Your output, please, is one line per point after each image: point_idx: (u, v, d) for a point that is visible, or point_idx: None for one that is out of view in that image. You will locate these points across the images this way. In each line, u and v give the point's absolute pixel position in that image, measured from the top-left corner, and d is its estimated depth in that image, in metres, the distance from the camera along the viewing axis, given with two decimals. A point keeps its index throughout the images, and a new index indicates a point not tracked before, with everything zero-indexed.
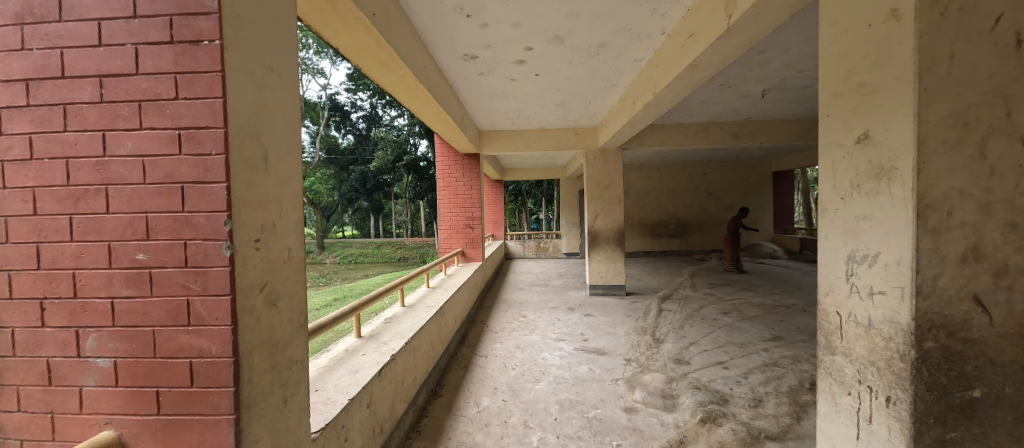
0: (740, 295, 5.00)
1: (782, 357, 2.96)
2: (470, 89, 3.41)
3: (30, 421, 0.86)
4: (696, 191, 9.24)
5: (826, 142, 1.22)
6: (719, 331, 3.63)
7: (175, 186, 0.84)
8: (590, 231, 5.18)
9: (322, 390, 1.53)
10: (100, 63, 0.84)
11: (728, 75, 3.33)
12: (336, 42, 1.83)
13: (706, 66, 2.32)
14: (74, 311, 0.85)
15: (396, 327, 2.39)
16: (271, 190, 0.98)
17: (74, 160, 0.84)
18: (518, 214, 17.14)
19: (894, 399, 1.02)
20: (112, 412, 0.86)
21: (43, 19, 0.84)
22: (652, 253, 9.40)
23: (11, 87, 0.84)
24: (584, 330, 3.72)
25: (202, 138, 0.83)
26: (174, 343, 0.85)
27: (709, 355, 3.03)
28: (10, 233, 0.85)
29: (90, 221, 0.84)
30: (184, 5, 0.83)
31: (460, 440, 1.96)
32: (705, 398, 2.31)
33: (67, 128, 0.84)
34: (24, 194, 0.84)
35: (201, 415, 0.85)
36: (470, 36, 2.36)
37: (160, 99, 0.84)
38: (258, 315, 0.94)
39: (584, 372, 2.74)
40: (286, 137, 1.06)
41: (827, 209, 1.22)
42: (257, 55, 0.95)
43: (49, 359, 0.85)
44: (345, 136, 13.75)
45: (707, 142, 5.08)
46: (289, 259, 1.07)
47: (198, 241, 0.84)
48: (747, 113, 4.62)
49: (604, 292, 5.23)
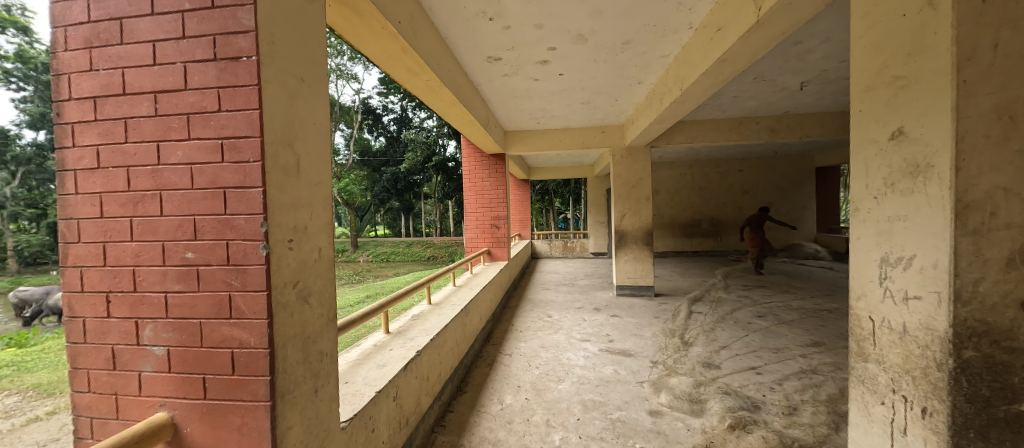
0: (778, 298, 4.77)
1: (820, 364, 2.81)
2: (496, 91, 3.46)
3: (98, 401, 0.97)
4: (730, 189, 8.87)
5: (859, 139, 1.17)
6: (753, 335, 3.47)
7: (218, 191, 0.91)
8: (617, 230, 5.10)
9: (351, 383, 1.61)
10: (154, 81, 0.93)
11: (762, 68, 3.19)
12: (365, 50, 1.92)
13: (734, 61, 2.24)
14: (134, 303, 0.95)
15: (422, 324, 2.46)
16: (303, 194, 1.06)
17: (133, 169, 0.94)
18: (545, 213, 17.06)
19: (930, 410, 0.97)
20: (165, 395, 0.95)
21: (108, 42, 0.94)
22: (683, 253, 9.12)
23: (82, 104, 0.95)
24: (610, 331, 3.67)
25: (241, 146, 0.90)
26: (218, 334, 0.93)
27: (740, 360, 2.91)
28: (81, 234, 0.95)
29: (146, 224, 0.93)
30: (225, 25, 0.91)
31: (484, 436, 2.00)
32: (735, 403, 2.24)
33: (128, 140, 0.94)
34: (92, 200, 0.95)
35: (241, 401, 0.93)
36: (493, 38, 2.39)
37: (204, 112, 0.92)
38: (291, 310, 1.01)
39: (609, 373, 2.71)
40: (317, 144, 1.14)
41: (859, 209, 1.17)
42: (290, 68, 1.02)
43: (113, 347, 0.95)
44: (378, 138, 14.36)
45: (742, 138, 4.86)
46: (320, 258, 1.15)
47: (238, 241, 0.91)
48: (786, 106, 4.39)
49: (632, 293, 5.14)
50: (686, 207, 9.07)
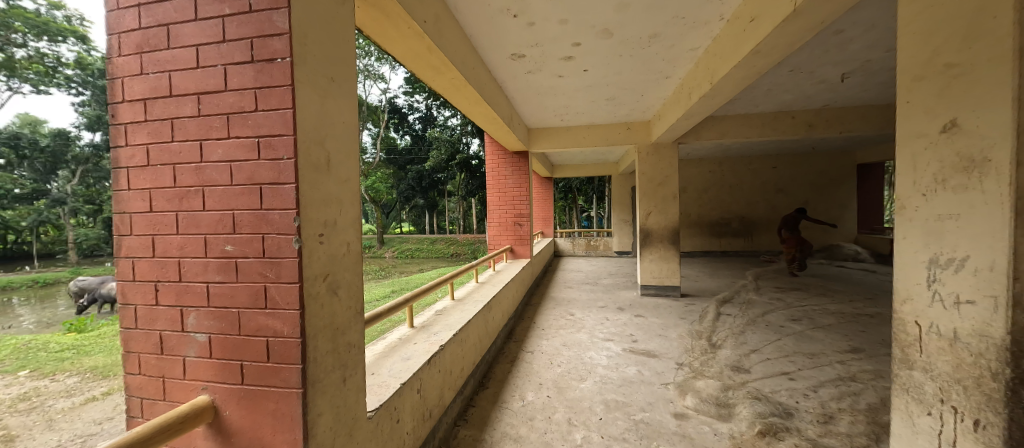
0: (814, 301, 4.54)
1: (860, 371, 2.65)
2: (519, 88, 3.45)
3: (148, 383, 1.05)
4: (763, 187, 8.49)
5: (905, 133, 1.10)
6: (785, 339, 3.32)
7: (254, 187, 0.96)
8: (642, 229, 4.97)
9: (377, 374, 1.65)
10: (197, 82, 0.99)
11: (799, 59, 3.04)
12: (392, 50, 1.96)
13: (770, 52, 2.14)
14: (179, 291, 1.01)
15: (445, 319, 2.49)
16: (332, 190, 1.09)
17: (178, 166, 1.00)
18: (568, 211, 16.89)
19: (984, 423, 0.93)
20: (207, 380, 1.01)
21: (157, 47, 1.00)
22: (710, 253, 8.82)
23: (134, 105, 1.02)
24: (634, 331, 3.60)
25: (276, 144, 0.94)
26: (254, 323, 0.98)
27: (772, 365, 2.79)
28: (133, 228, 1.03)
29: (190, 218, 0.99)
30: (261, 29, 0.95)
31: (505, 432, 2.01)
32: (766, 409, 2.15)
33: (173, 139, 1.00)
34: (143, 195, 1.02)
35: (276, 387, 0.98)
36: (517, 35, 2.39)
37: (243, 112, 0.96)
38: (322, 301, 1.05)
39: (632, 374, 2.66)
40: (346, 142, 1.17)
41: (906, 207, 1.10)
42: (321, 69, 1.06)
43: (161, 333, 1.02)
44: (403, 137, 14.67)
45: (777, 133, 4.64)
46: (348, 253, 1.18)
47: (273, 235, 0.95)
48: (825, 99, 4.15)
49: (656, 293, 5.02)
50: (715, 206, 8.76)
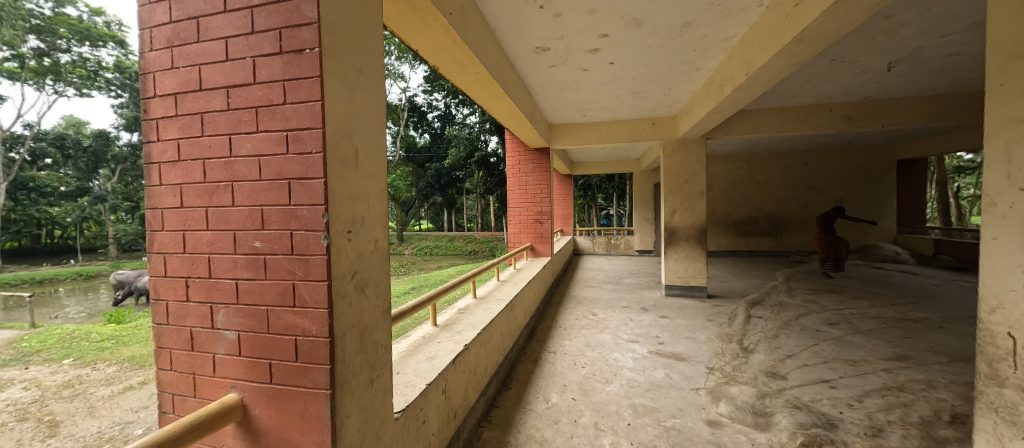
0: (852, 304, 4.30)
1: (909, 381, 2.47)
2: (542, 83, 3.37)
3: (179, 380, 1.04)
4: (793, 184, 8.12)
5: (997, 120, 1.12)
6: (823, 344, 3.15)
7: (283, 182, 0.93)
8: (666, 227, 4.81)
9: (402, 373, 1.63)
10: (226, 76, 0.97)
11: (842, 48, 2.84)
12: (417, 45, 1.93)
13: (816, 39, 1.99)
14: (208, 288, 1.00)
15: (468, 317, 2.46)
16: (360, 185, 1.06)
17: (208, 161, 0.98)
18: (587, 209, 16.69)
19: None
20: (236, 378, 1.00)
21: (187, 41, 0.99)
22: (737, 253, 8.51)
23: (166, 100, 1.01)
24: (659, 332, 3.49)
25: (304, 138, 0.91)
26: (283, 321, 0.95)
27: (810, 371, 2.64)
28: (164, 223, 1.02)
29: (219, 213, 0.98)
30: (290, 18, 0.91)
31: (531, 435, 1.95)
32: (807, 419, 2.02)
33: (203, 133, 0.98)
34: (173, 190, 1.01)
35: (304, 387, 0.95)
36: (543, 27, 2.31)
37: (272, 104, 0.94)
38: (350, 300, 1.02)
39: (659, 377, 2.57)
40: (373, 136, 1.13)
41: (997, 204, 1.12)
42: (350, 60, 1.02)
43: (192, 329, 1.02)
44: (422, 135, 14.83)
45: (812, 128, 4.40)
46: (375, 250, 1.15)
47: (301, 232, 0.92)
48: (868, 90, 3.89)
49: (681, 294, 4.86)
50: (743, 204, 8.43)
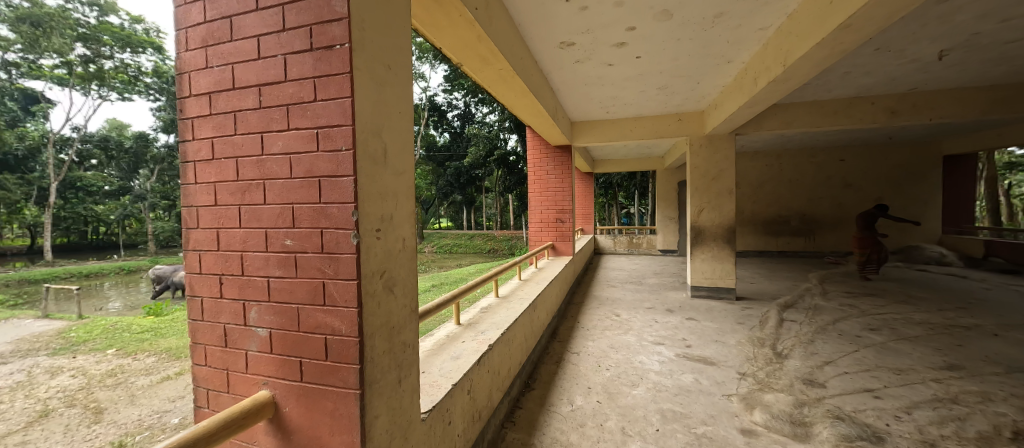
0: (895, 309, 4.04)
1: (962, 393, 2.29)
2: (565, 79, 3.31)
3: (213, 375, 1.06)
4: (827, 181, 7.73)
5: None
6: (865, 350, 2.96)
7: (314, 179, 0.92)
8: (692, 227, 4.66)
9: (428, 373, 1.62)
10: (258, 74, 0.97)
11: (889, 36, 2.65)
12: (442, 42, 1.92)
13: (863, 26, 1.85)
14: (241, 285, 1.01)
15: (491, 316, 2.44)
16: (389, 183, 1.04)
17: (241, 160, 0.98)
18: (607, 208, 16.47)
19: None
20: (268, 375, 1.00)
21: (221, 40, 1.00)
22: (766, 253, 8.18)
23: (200, 99, 1.02)
24: (687, 335, 3.38)
25: (334, 135, 0.90)
26: (313, 320, 0.95)
27: (852, 380, 2.48)
28: (199, 221, 1.03)
29: (252, 211, 0.98)
30: (321, 14, 0.90)
31: (556, 438, 1.91)
32: (852, 431, 1.90)
33: (236, 132, 0.99)
34: (207, 189, 1.02)
35: (335, 387, 0.94)
36: (568, 22, 2.26)
37: (303, 102, 0.93)
38: (378, 300, 1.01)
39: (688, 382, 2.47)
40: (401, 134, 1.11)
41: None
42: (379, 56, 1.01)
43: (226, 326, 1.03)
44: (442, 134, 14.97)
45: (851, 122, 4.15)
46: (403, 249, 1.13)
47: (332, 230, 0.91)
48: (915, 81, 3.63)
49: (708, 295, 4.70)
50: (772, 202, 8.10)
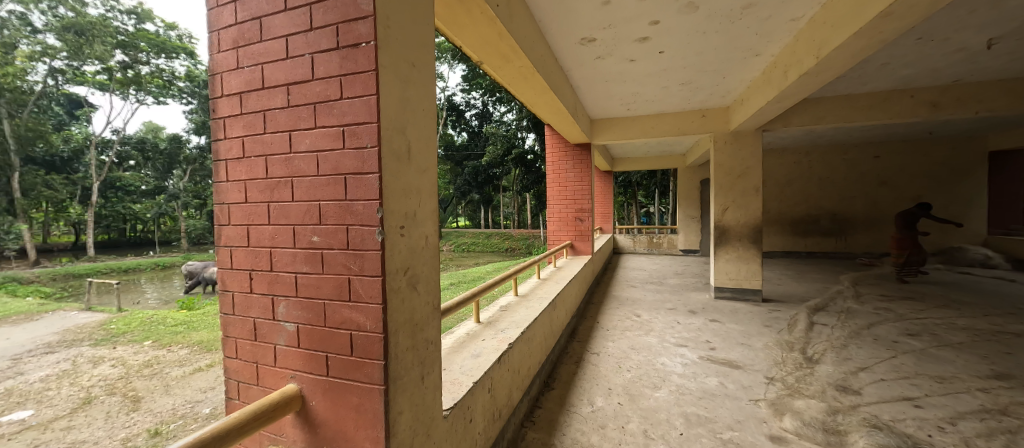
0: (936, 314, 3.81)
1: (1015, 404, 2.13)
2: (585, 76, 3.26)
3: (244, 367, 1.08)
4: (860, 179, 7.37)
5: None
6: (904, 357, 2.80)
7: (340, 177, 0.93)
8: (716, 226, 4.52)
9: (449, 370, 1.62)
10: (286, 73, 0.98)
11: (933, 24, 2.49)
12: (463, 41, 1.93)
13: (906, 14, 1.74)
14: (270, 280, 1.03)
15: (510, 315, 2.43)
16: (412, 180, 1.04)
17: (270, 158, 1.01)
18: (626, 207, 16.22)
19: None
20: (295, 369, 1.02)
21: (251, 41, 1.02)
22: (793, 254, 7.87)
23: (231, 99, 1.05)
24: (710, 337, 3.28)
25: (360, 132, 0.90)
26: (339, 315, 0.96)
27: (890, 387, 2.35)
28: (231, 218, 1.06)
29: (280, 208, 1.00)
30: (347, 13, 0.91)
31: (576, 439, 1.89)
32: (891, 442, 1.80)
33: (266, 130, 1.01)
34: (238, 187, 1.05)
35: (359, 382, 0.95)
36: (589, 17, 2.22)
37: (329, 100, 0.94)
38: (402, 297, 1.01)
39: (712, 385, 2.40)
40: (424, 131, 1.11)
41: None
42: (403, 54, 1.01)
43: (256, 320, 1.05)
44: (460, 134, 15.09)
45: (888, 116, 3.93)
46: (426, 246, 1.13)
47: (357, 227, 0.92)
48: (961, 71, 3.40)
49: (733, 296, 4.56)
50: (800, 201, 7.78)
